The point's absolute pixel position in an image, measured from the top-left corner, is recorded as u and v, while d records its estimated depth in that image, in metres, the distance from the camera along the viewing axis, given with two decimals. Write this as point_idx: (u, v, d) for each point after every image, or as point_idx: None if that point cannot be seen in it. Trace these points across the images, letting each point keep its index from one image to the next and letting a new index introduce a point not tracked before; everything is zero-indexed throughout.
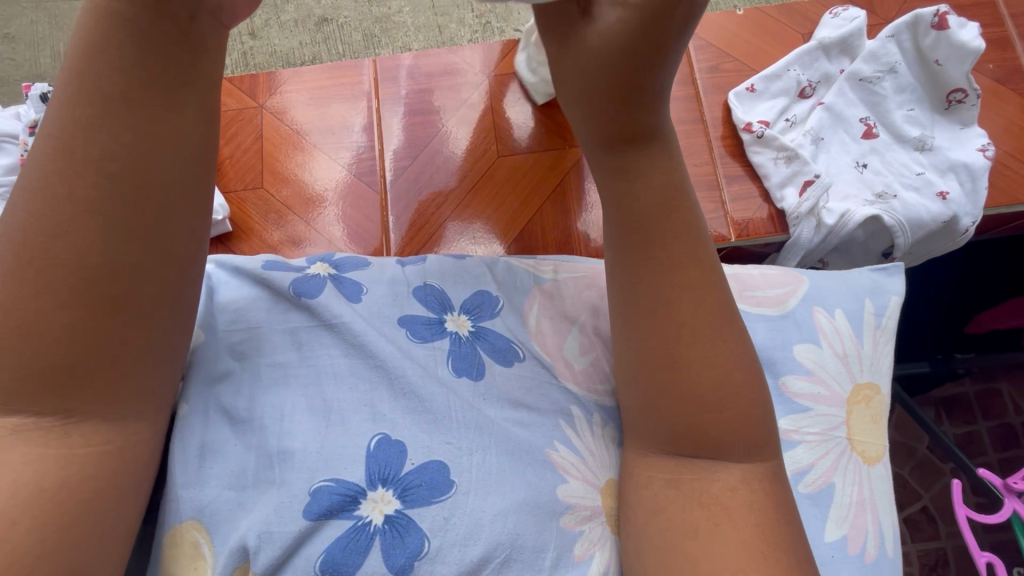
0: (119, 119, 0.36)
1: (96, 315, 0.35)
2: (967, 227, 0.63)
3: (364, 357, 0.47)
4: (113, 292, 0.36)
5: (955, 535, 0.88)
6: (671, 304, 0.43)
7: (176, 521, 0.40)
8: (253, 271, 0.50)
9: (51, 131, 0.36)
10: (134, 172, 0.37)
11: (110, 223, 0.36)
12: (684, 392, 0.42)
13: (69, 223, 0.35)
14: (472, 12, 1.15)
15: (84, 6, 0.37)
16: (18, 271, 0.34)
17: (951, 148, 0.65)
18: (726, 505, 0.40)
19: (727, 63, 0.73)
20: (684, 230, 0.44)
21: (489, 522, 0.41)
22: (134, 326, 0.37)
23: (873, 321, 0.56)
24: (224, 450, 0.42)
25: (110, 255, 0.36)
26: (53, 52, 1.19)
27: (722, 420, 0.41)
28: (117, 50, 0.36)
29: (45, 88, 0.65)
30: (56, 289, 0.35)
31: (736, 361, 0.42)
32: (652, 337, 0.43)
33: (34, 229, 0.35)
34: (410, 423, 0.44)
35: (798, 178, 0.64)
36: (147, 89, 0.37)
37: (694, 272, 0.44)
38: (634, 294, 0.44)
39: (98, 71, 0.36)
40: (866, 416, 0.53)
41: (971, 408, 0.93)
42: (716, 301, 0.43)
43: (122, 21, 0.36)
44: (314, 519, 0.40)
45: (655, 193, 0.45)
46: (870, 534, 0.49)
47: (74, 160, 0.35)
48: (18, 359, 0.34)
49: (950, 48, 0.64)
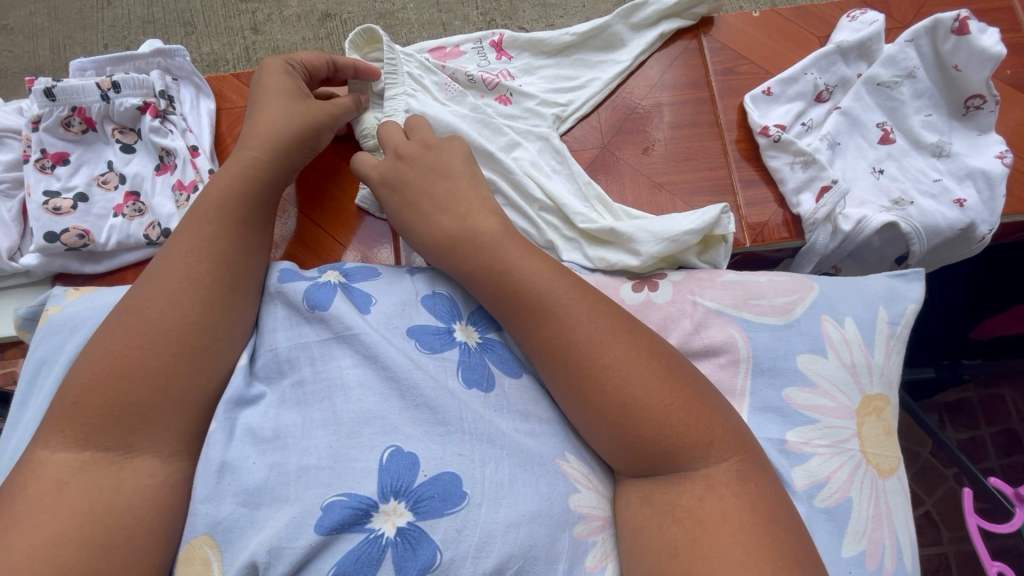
0: (230, 228, 0.51)
1: (176, 357, 0.44)
2: (984, 235, 0.61)
3: (375, 368, 0.46)
4: (195, 341, 0.46)
5: (959, 541, 0.87)
6: (573, 335, 0.45)
7: (190, 535, 0.40)
8: (272, 284, 0.52)
9: (179, 236, 0.50)
10: (229, 261, 0.50)
11: (207, 294, 0.47)
12: (606, 420, 0.43)
13: (173, 290, 0.47)
14: (477, 10, 1.14)
15: (230, 165, 0.55)
16: (128, 325, 0.45)
17: (970, 155, 0.64)
18: (699, 518, 0.39)
19: (742, 66, 0.72)
20: (542, 275, 0.47)
21: (502, 533, 0.39)
22: (189, 368, 0.45)
23: (886, 329, 0.54)
24: (241, 466, 0.41)
25: (197, 313, 0.46)
26: (51, 44, 1.18)
27: (652, 422, 0.42)
28: (240, 190, 0.54)
29: (49, 83, 0.63)
30: (145, 339, 0.44)
31: (644, 362, 0.44)
32: (559, 375, 0.45)
33: (144, 297, 0.46)
34: (423, 436, 0.43)
35: (815, 184, 0.63)
36: (254, 216, 0.53)
37: (566, 305, 0.46)
38: (540, 342, 0.46)
39: (224, 200, 0.53)
40: (878, 429, 0.51)
41: (974, 413, 0.93)
42: (619, 322, 0.46)
43: (253, 175, 0.55)
44: (326, 534, 0.39)
45: (504, 263, 0.48)
46: (886, 549, 0.48)
47: (193, 251, 0.49)
48: (97, 392, 0.42)
49: (970, 54, 0.63)
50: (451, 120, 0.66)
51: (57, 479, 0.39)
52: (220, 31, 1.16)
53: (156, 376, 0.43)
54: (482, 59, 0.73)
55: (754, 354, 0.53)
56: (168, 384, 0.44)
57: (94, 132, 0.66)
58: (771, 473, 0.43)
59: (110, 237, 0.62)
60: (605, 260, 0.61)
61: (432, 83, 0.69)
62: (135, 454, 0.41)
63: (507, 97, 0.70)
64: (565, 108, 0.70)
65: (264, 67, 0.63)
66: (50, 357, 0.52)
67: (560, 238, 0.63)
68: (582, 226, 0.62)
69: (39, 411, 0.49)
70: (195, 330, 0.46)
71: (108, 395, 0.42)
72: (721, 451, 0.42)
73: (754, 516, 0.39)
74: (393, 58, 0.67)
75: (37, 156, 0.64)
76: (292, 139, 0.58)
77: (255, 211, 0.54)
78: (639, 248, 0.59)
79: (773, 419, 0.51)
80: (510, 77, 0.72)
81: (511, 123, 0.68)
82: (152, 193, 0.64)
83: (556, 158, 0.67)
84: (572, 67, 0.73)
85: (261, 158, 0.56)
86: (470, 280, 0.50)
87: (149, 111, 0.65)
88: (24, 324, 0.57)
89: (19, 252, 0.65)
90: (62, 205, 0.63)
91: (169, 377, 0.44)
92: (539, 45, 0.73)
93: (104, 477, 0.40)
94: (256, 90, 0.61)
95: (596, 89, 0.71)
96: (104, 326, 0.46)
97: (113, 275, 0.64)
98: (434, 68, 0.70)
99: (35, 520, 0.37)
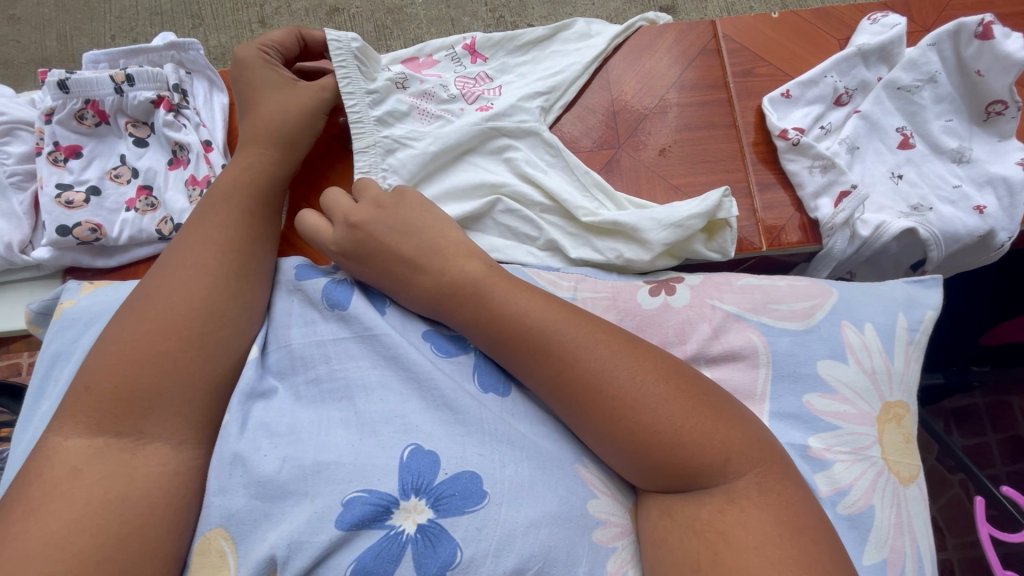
0: (236, 219, 0.51)
1: (189, 346, 0.44)
2: (1003, 242, 0.61)
3: (396, 368, 0.46)
4: (207, 330, 0.45)
5: (964, 547, 0.86)
6: (575, 364, 0.43)
7: (205, 528, 0.40)
8: (289, 281, 0.52)
9: (188, 231, 0.50)
10: (242, 255, 0.50)
11: (217, 284, 0.47)
12: (621, 452, 0.42)
13: (186, 280, 0.47)
14: (486, 7, 1.13)
15: (234, 167, 0.55)
16: (140, 314, 0.45)
17: (990, 161, 0.63)
18: (722, 529, 0.39)
19: (760, 67, 0.71)
20: (532, 304, 0.46)
21: (522, 533, 0.39)
22: (204, 358, 0.45)
23: (905, 335, 0.54)
24: (255, 461, 0.41)
25: (209, 303, 0.46)
26: (58, 35, 1.17)
27: (673, 442, 0.41)
28: (248, 185, 0.54)
29: (62, 75, 0.63)
30: (156, 328, 0.44)
31: (652, 384, 0.43)
32: (573, 406, 0.44)
33: (156, 287, 0.46)
34: (444, 434, 0.42)
35: (833, 188, 0.62)
36: (260, 209, 0.53)
37: (567, 340, 0.44)
38: (545, 376, 0.44)
39: (234, 195, 0.52)
40: (898, 436, 0.51)
41: (982, 420, 0.92)
42: (615, 341, 0.45)
43: (264, 173, 0.55)
44: (346, 530, 0.38)
45: (502, 302, 0.46)
46: (908, 558, 0.48)
47: (204, 243, 0.49)
48: (111, 378, 0.42)
49: (994, 59, 0.63)
50: (434, 135, 0.64)
51: (74, 470, 0.39)
52: (227, 24, 1.15)
53: (175, 366, 0.43)
54: (458, 66, 0.71)
55: (778, 361, 0.53)
56: (185, 373, 0.43)
57: (107, 126, 0.66)
58: (798, 477, 0.43)
59: (123, 231, 0.62)
60: (625, 258, 0.60)
61: (401, 100, 0.65)
62: (149, 443, 0.41)
63: (489, 105, 0.67)
64: (549, 100, 0.68)
65: (239, 61, 0.61)
66: (65, 351, 0.51)
67: (563, 236, 0.62)
68: (585, 221, 0.61)
69: (55, 403, 0.49)
70: (205, 319, 0.45)
71: (124, 382, 0.42)
72: (738, 465, 0.41)
73: (778, 526, 0.38)
74: (355, 107, 0.62)
75: (49, 149, 0.63)
76: (296, 135, 0.58)
77: (263, 202, 0.54)
78: (648, 237, 0.59)
79: (796, 427, 0.51)
80: (488, 79, 0.70)
81: (498, 123, 0.65)
82: (164, 187, 0.64)
83: (548, 151, 0.66)
84: (550, 59, 0.72)
85: (266, 153, 0.56)
86: (468, 333, 0.48)
87: (162, 105, 0.64)
88: (37, 318, 0.57)
89: (30, 245, 0.65)
90: (74, 198, 0.62)
91: (187, 369, 0.43)
92: (513, 41, 0.71)
93: (117, 466, 0.39)
94: (247, 87, 0.60)
95: (573, 77, 0.69)
96: (118, 313, 0.46)
97: (125, 269, 0.64)
98: (396, 85, 0.65)
99: (51, 508, 0.37)
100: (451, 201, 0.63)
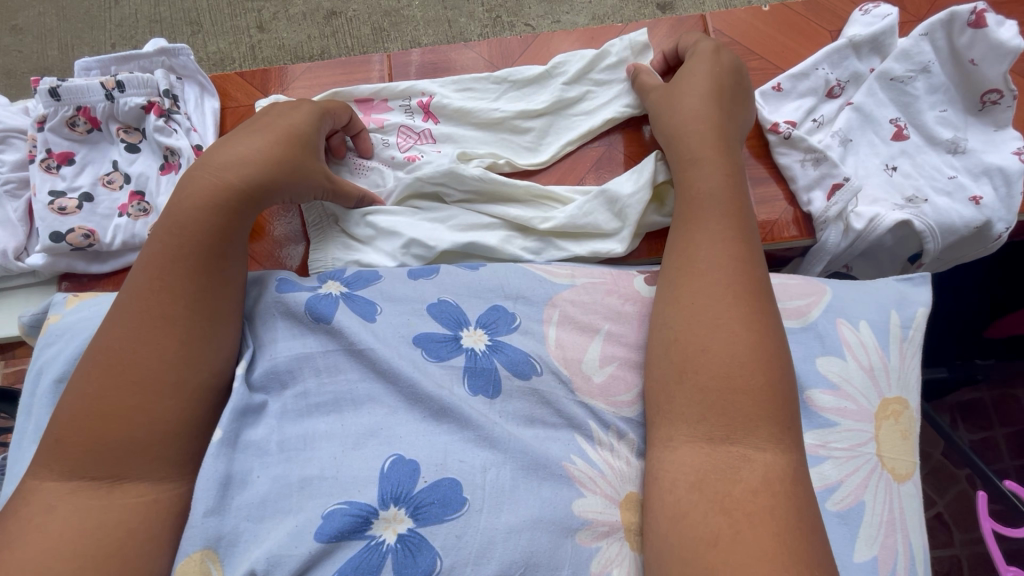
0: (205, 262, 0.46)
1: (163, 398, 0.42)
2: (1000, 234, 0.60)
3: (385, 382, 0.46)
4: (180, 379, 0.43)
5: (971, 543, 0.85)
6: (710, 266, 0.46)
7: (188, 551, 0.39)
8: (272, 296, 0.50)
9: (143, 270, 0.45)
10: (206, 297, 0.46)
11: (185, 333, 0.44)
12: (705, 356, 0.42)
13: (150, 332, 0.43)
14: (482, 6, 1.13)
15: (180, 192, 0.48)
16: (108, 372, 0.42)
17: (986, 151, 0.63)
18: (748, 511, 0.37)
19: (752, 61, 0.71)
20: (725, 200, 0.50)
21: (503, 539, 0.39)
22: (182, 401, 0.43)
23: (899, 332, 0.53)
24: (247, 481, 0.41)
25: (181, 352, 0.43)
26: (59, 44, 1.18)
27: (737, 387, 0.41)
28: (206, 220, 0.47)
29: (53, 82, 0.63)
30: (127, 383, 0.42)
31: (749, 325, 0.43)
32: (685, 303, 0.45)
33: (119, 339, 0.43)
34: (428, 443, 0.43)
35: (826, 181, 0.62)
36: (224, 244, 0.48)
37: (727, 239, 0.47)
38: (685, 261, 0.48)
39: (187, 229, 0.46)
40: (896, 432, 0.50)
41: (987, 413, 0.91)
42: (755, 274, 0.46)
43: (211, 206, 0.47)
44: (326, 542, 0.39)
45: (706, 181, 0.51)
46: (899, 555, 0.47)
47: (162, 286, 0.44)
48: (85, 430, 0.40)
49: (988, 47, 0.62)
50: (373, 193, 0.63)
51: (64, 485, 0.40)
52: (226, 30, 1.15)
53: (147, 411, 0.41)
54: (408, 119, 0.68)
55: None
56: (158, 418, 0.42)
57: (99, 132, 0.66)
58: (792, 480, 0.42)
59: (116, 237, 0.63)
60: (604, 246, 0.60)
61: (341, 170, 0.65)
62: (133, 458, 0.41)
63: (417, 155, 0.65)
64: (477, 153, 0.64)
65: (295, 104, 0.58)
66: (46, 367, 0.52)
67: (523, 249, 0.60)
68: (545, 228, 0.60)
69: (43, 416, 0.50)
70: (178, 365, 0.43)
71: (98, 434, 0.40)
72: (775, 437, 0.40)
73: (796, 517, 0.37)
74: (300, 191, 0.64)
75: (42, 156, 0.64)
76: (263, 168, 0.51)
77: (231, 237, 0.48)
78: (615, 228, 0.59)
79: None
80: (430, 140, 0.67)
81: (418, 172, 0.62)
82: (156, 193, 0.64)
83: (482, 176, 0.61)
84: (502, 141, 0.67)
85: (234, 181, 0.49)
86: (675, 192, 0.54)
87: (153, 110, 0.65)
88: (29, 330, 0.58)
89: (25, 252, 0.65)
90: (67, 204, 0.63)
91: (156, 407, 0.42)
92: (469, 115, 0.67)
93: (105, 482, 0.40)
94: (256, 122, 0.55)
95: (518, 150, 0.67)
96: (83, 360, 0.44)
97: (118, 275, 0.65)
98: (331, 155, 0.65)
99: (47, 525, 0.38)
100: (408, 230, 0.60)
